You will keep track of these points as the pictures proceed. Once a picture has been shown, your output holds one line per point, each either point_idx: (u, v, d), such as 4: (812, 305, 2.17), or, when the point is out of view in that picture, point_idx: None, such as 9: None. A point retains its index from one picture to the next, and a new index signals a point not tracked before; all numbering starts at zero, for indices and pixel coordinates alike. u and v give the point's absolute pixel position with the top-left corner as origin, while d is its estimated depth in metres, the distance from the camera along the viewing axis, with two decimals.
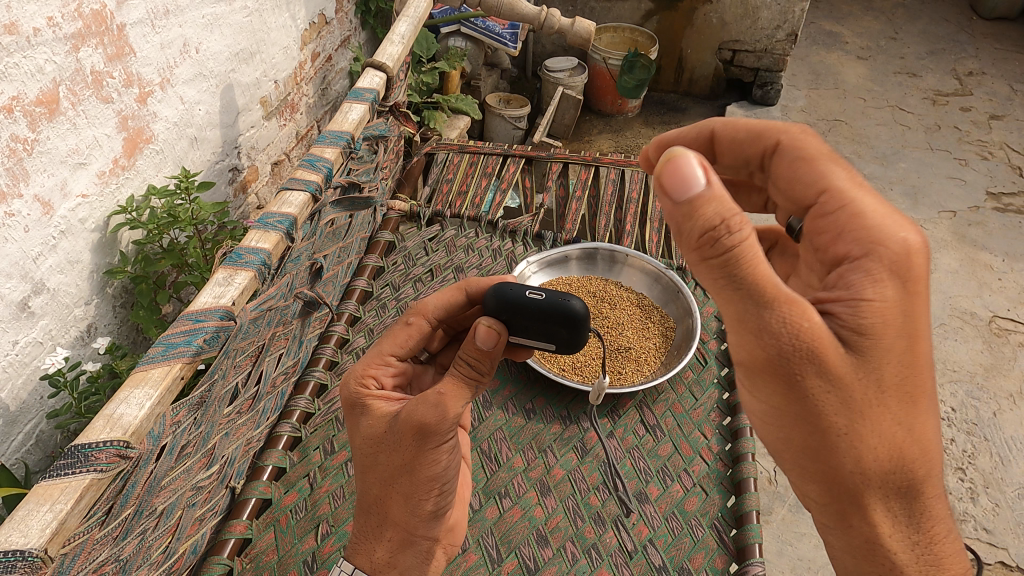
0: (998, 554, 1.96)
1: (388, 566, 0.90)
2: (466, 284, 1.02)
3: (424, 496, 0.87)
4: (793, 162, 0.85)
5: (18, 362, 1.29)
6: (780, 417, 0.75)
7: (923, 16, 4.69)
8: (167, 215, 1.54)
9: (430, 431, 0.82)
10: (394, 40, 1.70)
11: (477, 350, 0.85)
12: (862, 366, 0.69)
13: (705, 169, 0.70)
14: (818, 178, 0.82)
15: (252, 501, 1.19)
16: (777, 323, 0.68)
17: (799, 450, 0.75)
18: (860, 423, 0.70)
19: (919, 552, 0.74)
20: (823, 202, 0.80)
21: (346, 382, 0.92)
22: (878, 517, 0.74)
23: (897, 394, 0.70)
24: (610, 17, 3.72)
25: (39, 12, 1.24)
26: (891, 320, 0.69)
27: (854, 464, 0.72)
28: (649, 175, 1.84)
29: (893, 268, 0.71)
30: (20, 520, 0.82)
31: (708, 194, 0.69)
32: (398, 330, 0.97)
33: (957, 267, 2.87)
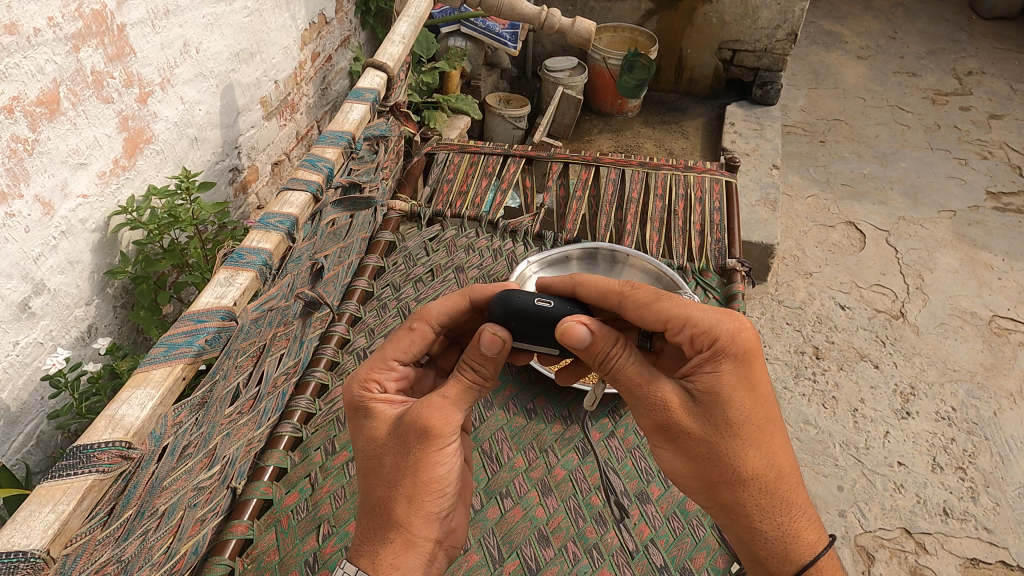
0: (999, 553, 1.97)
1: (391, 569, 0.85)
2: (469, 291, 1.02)
3: (428, 497, 0.87)
4: (634, 310, 0.94)
5: (19, 362, 1.29)
6: (667, 456, 0.92)
7: (923, 15, 4.69)
8: (167, 216, 1.54)
9: (435, 433, 0.84)
10: (394, 40, 1.70)
11: (481, 354, 0.86)
12: (707, 420, 0.86)
13: (586, 325, 0.88)
14: (658, 317, 0.91)
15: (253, 501, 1.19)
16: (642, 392, 0.87)
17: (684, 479, 0.93)
18: (717, 458, 0.87)
19: (792, 543, 0.92)
20: (669, 334, 0.90)
21: (349, 386, 0.93)
22: (757, 523, 0.91)
23: (743, 432, 0.86)
24: (610, 17, 3.72)
25: (40, 12, 1.23)
26: (728, 380, 0.85)
27: (721, 487, 0.89)
28: (650, 175, 1.84)
29: (729, 347, 0.85)
30: (23, 520, 0.82)
31: (594, 343, 0.88)
32: (401, 335, 0.98)
33: (957, 266, 2.87)
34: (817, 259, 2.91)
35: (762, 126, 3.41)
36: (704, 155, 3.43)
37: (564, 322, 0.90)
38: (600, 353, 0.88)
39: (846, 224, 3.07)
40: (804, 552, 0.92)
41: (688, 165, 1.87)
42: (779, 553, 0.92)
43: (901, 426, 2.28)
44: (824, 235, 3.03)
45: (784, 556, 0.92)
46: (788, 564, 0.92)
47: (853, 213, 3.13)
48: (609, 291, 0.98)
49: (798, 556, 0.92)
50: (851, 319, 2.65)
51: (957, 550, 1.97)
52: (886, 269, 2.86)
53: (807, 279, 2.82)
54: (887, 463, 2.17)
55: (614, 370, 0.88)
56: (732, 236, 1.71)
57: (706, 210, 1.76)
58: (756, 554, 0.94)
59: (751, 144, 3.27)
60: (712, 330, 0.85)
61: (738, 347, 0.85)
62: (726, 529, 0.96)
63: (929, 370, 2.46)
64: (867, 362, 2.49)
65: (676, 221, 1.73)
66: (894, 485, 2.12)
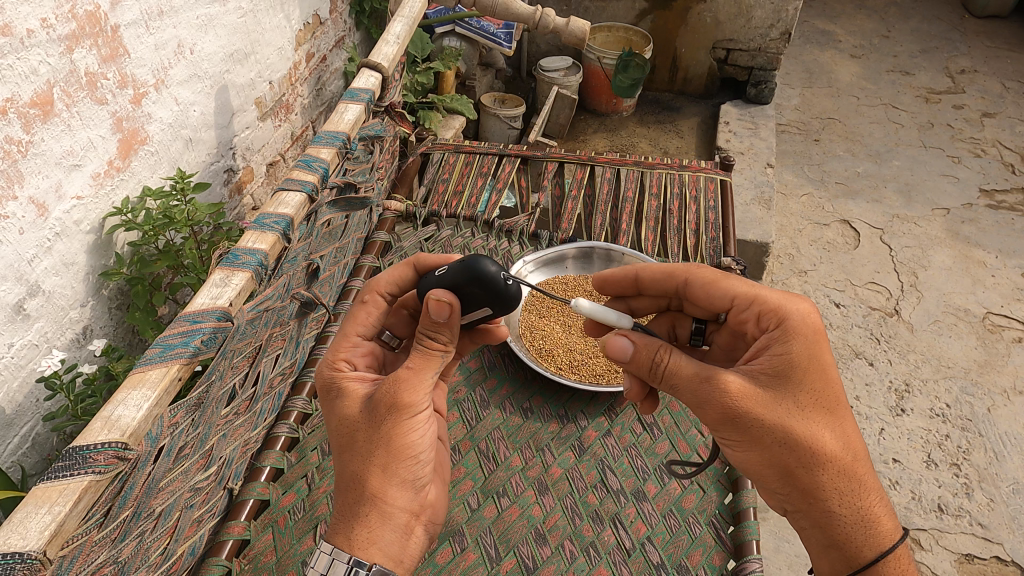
0: (994, 549, 1.98)
1: (367, 543, 0.85)
2: (414, 261, 1.08)
3: (400, 465, 0.88)
4: (703, 287, 1.06)
5: (14, 364, 1.29)
6: (737, 446, 0.92)
7: (915, 14, 4.71)
8: (163, 217, 1.55)
9: (402, 402, 0.86)
10: (388, 41, 1.71)
11: (433, 322, 0.88)
12: (779, 403, 0.88)
13: (628, 337, 0.97)
14: (726, 295, 1.02)
15: (251, 501, 1.17)
16: (704, 387, 0.89)
17: (758, 469, 0.93)
18: (796, 442, 0.88)
19: (872, 528, 0.91)
20: (737, 310, 1.00)
21: (320, 368, 0.97)
22: (835, 507, 0.91)
23: (818, 411, 0.89)
24: (605, 16, 3.71)
25: (33, 13, 1.23)
26: (799, 360, 0.90)
27: (800, 472, 0.90)
28: (644, 174, 1.85)
29: (798, 326, 0.92)
30: (19, 522, 0.82)
31: (637, 353, 0.96)
32: (357, 311, 1.04)
33: (951, 264, 2.89)
34: (812, 257, 2.92)
35: (757, 124, 3.42)
36: (699, 154, 3.45)
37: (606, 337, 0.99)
38: (646, 361, 0.95)
39: (841, 223, 3.09)
40: (885, 534, 0.91)
41: (683, 165, 1.87)
42: (858, 537, 0.91)
43: (896, 423, 2.29)
44: (819, 234, 3.04)
45: (864, 540, 0.91)
46: (867, 549, 0.91)
47: (848, 212, 3.14)
48: (675, 270, 1.10)
49: (879, 540, 0.91)
50: (846, 316, 2.66)
51: (952, 546, 1.98)
52: (880, 267, 2.87)
53: (802, 277, 2.83)
54: (882, 460, 2.18)
55: (667, 373, 0.93)
56: (727, 234, 1.71)
57: (701, 208, 1.77)
58: (832, 540, 0.92)
59: (746, 143, 3.27)
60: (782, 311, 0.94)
61: (805, 326, 0.92)
62: (799, 517, 0.94)
63: (923, 367, 2.48)
64: (862, 359, 2.50)
65: (671, 220, 1.74)
66: (890, 482, 2.13)
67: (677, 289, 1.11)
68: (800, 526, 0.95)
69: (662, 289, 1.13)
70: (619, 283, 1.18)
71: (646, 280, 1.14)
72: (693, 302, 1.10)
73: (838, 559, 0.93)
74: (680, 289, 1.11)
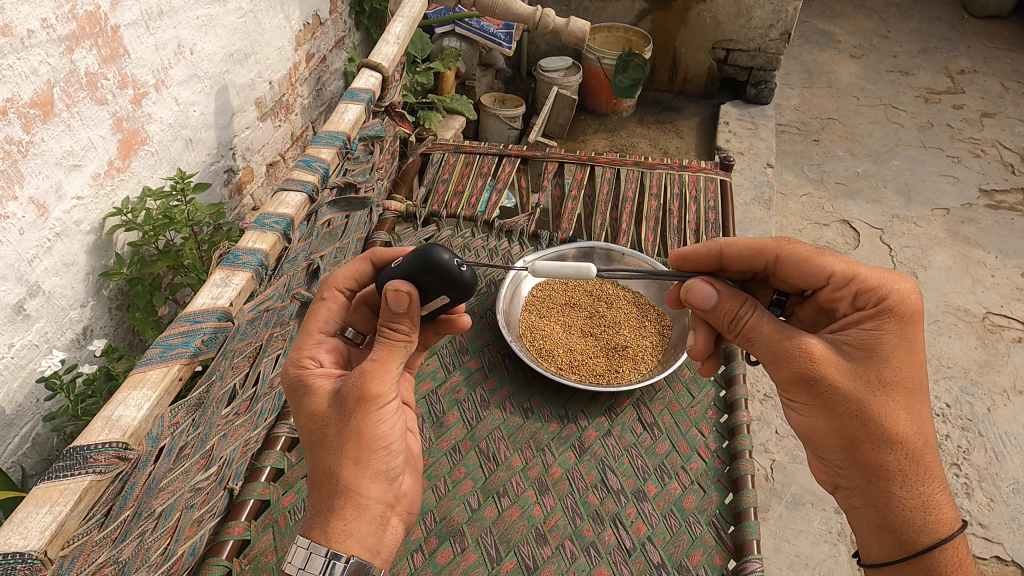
0: (994, 549, 1.98)
1: (344, 535, 0.86)
2: (371, 255, 1.09)
3: (373, 457, 0.89)
4: (797, 264, 1.04)
5: (14, 364, 1.29)
6: (806, 412, 0.97)
7: (915, 14, 4.72)
8: (163, 217, 1.54)
9: (370, 393, 0.88)
10: (388, 41, 1.71)
11: (392, 313, 0.91)
12: (859, 376, 0.92)
13: (713, 285, 1.02)
14: (822, 272, 1.01)
15: (251, 502, 1.16)
16: (784, 348, 0.94)
17: (822, 438, 0.97)
18: (867, 417, 0.92)
19: (931, 515, 0.94)
20: (831, 288, 1.00)
21: (286, 367, 0.98)
22: (895, 486, 0.94)
23: (897, 392, 0.92)
24: (605, 17, 3.71)
25: (33, 13, 1.23)
26: (889, 340, 0.93)
27: (866, 447, 0.93)
28: (644, 174, 1.85)
29: (896, 307, 0.93)
30: (20, 522, 0.82)
31: (720, 304, 1.02)
32: (318, 308, 1.06)
33: (951, 264, 2.89)
34: None
35: (757, 125, 3.42)
36: (699, 154, 3.45)
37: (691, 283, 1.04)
38: (728, 313, 1.01)
39: (840, 223, 3.09)
40: (942, 524, 0.94)
41: (683, 165, 1.87)
42: (915, 521, 0.94)
43: None
44: (819, 234, 3.04)
45: (920, 526, 0.94)
46: (923, 534, 0.94)
47: (847, 212, 3.14)
48: (765, 246, 1.07)
49: (936, 528, 0.94)
50: None
51: None
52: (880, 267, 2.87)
53: None
54: None
55: (746, 329, 0.99)
56: (727, 234, 1.71)
57: (701, 208, 1.77)
58: (886, 521, 0.95)
59: (746, 143, 3.27)
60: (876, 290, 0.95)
61: (902, 309, 0.93)
62: (853, 494, 0.98)
63: None
64: None
65: (671, 220, 1.74)
66: None
67: (766, 264, 1.08)
68: (853, 504, 0.99)
69: (748, 265, 1.10)
70: (700, 260, 1.14)
71: (730, 258, 1.11)
72: (781, 278, 1.08)
73: (890, 541, 0.95)
74: (769, 265, 1.09)
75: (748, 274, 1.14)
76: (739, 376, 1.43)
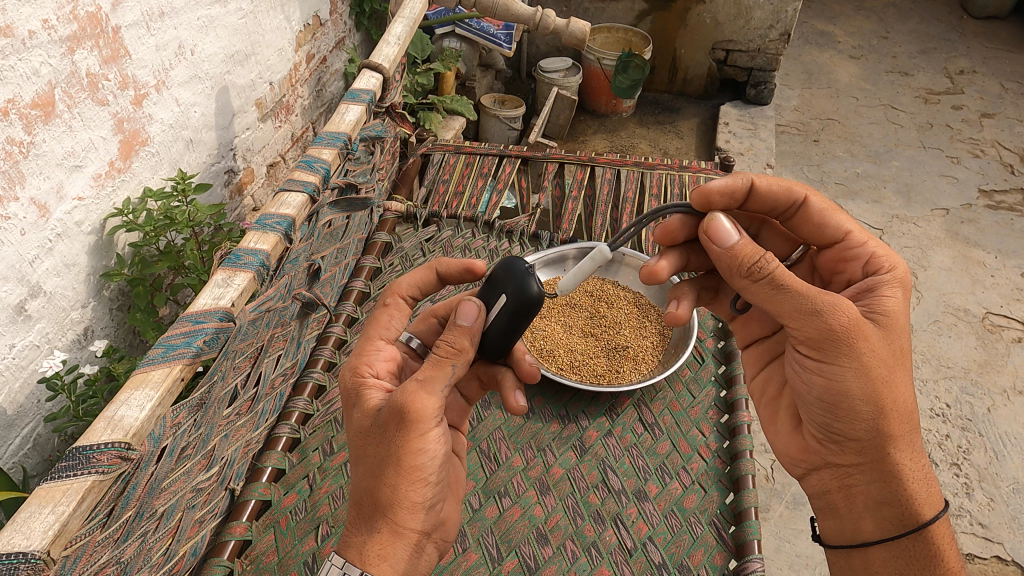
0: (994, 548, 1.98)
1: (378, 559, 0.85)
2: (436, 264, 1.10)
3: (411, 484, 0.87)
4: (820, 212, 1.08)
5: (16, 365, 1.29)
6: (834, 378, 0.93)
7: (914, 15, 4.72)
8: (164, 218, 1.54)
9: (414, 417, 0.85)
10: (389, 41, 1.71)
11: (457, 326, 0.90)
12: (888, 343, 0.92)
13: (737, 230, 0.93)
14: (839, 228, 1.07)
15: (252, 502, 1.18)
16: (831, 303, 0.89)
17: (850, 406, 0.94)
18: (892, 381, 0.92)
19: (930, 489, 0.97)
20: (846, 245, 1.06)
21: (343, 374, 0.97)
22: (903, 458, 0.96)
23: (907, 358, 0.95)
24: (605, 18, 3.72)
25: (34, 14, 1.23)
26: (901, 305, 0.96)
27: (890, 413, 0.93)
28: (644, 175, 1.85)
29: (903, 278, 0.99)
30: (23, 522, 0.82)
31: (741, 247, 0.91)
32: (380, 314, 1.05)
33: (950, 264, 2.90)
34: None
35: (756, 125, 3.42)
36: (698, 155, 3.45)
37: (710, 223, 0.95)
38: (751, 256, 0.91)
39: None
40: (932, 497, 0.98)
41: (683, 165, 1.88)
42: (919, 496, 0.96)
43: None
44: None
45: (924, 499, 0.96)
46: (927, 508, 0.96)
47: (847, 212, 3.15)
48: (795, 184, 1.07)
49: (934, 501, 0.97)
50: None
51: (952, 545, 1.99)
52: None
53: None
54: None
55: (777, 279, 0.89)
56: None
57: None
58: (892, 496, 0.96)
59: (745, 144, 3.27)
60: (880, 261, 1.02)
61: (907, 279, 1.00)
62: (862, 470, 0.98)
63: (923, 367, 2.48)
64: None
65: None
66: None
67: (791, 206, 1.09)
68: (858, 480, 0.98)
69: (773, 203, 1.08)
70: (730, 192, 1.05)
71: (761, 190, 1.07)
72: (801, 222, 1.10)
73: (891, 517, 0.97)
74: (791, 206, 1.09)
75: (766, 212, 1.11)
76: (740, 376, 1.43)
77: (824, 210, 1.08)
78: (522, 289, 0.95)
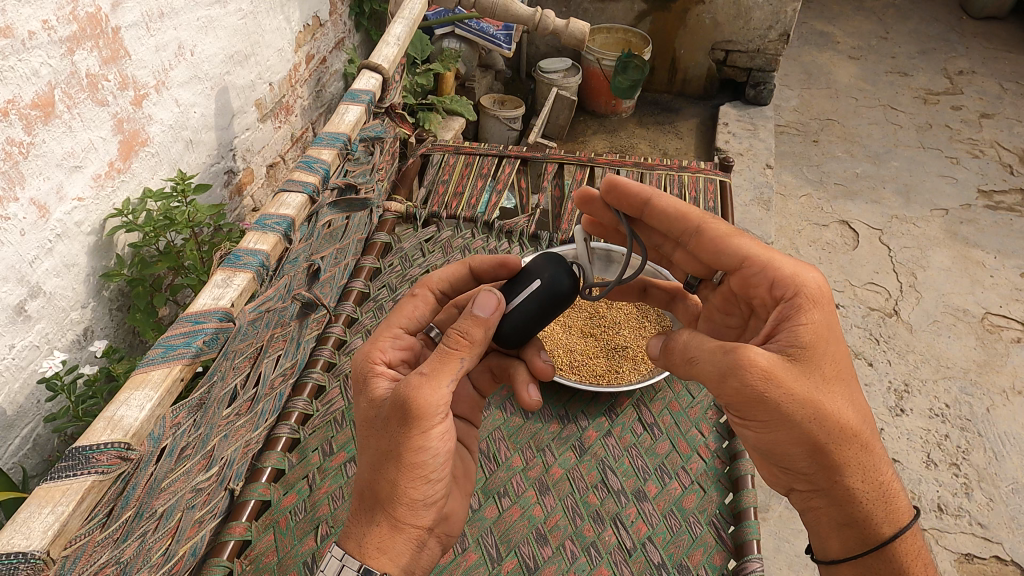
0: (993, 548, 1.98)
1: (377, 553, 0.86)
2: (470, 261, 1.09)
3: (411, 481, 0.87)
4: (713, 239, 1.02)
5: (15, 366, 1.29)
6: (765, 426, 0.88)
7: (913, 15, 4.73)
8: (163, 218, 1.55)
9: (415, 414, 0.84)
10: (389, 42, 1.71)
11: (471, 318, 0.89)
12: (809, 378, 0.85)
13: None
14: (737, 252, 0.99)
15: (252, 502, 1.18)
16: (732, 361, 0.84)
17: (783, 449, 0.90)
18: (823, 419, 0.86)
19: (890, 505, 0.92)
20: (746, 270, 0.97)
21: (355, 359, 0.97)
22: (854, 483, 0.90)
23: (838, 383, 0.87)
24: (604, 18, 3.72)
25: (34, 14, 1.23)
26: (820, 329, 0.87)
27: (828, 449, 0.88)
28: (644, 175, 1.85)
29: (815, 293, 0.89)
30: (22, 521, 0.82)
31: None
32: (405, 303, 1.06)
33: (950, 264, 2.90)
34: (812, 258, 2.92)
35: (756, 125, 3.42)
36: (698, 155, 3.46)
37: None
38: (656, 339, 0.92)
39: (840, 224, 3.09)
40: (898, 510, 0.93)
41: (682, 165, 1.88)
42: (877, 515, 0.92)
43: (895, 423, 2.30)
44: (818, 234, 3.04)
45: (883, 518, 0.91)
46: (887, 527, 0.91)
47: (846, 212, 3.15)
48: (690, 211, 1.06)
49: (897, 516, 0.92)
50: (846, 317, 2.66)
51: (951, 545, 1.99)
52: (879, 268, 2.88)
53: None
54: None
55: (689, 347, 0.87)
56: None
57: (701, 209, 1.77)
58: (851, 519, 0.92)
59: (745, 144, 3.27)
60: (791, 283, 0.91)
61: (822, 293, 0.90)
62: (817, 498, 0.93)
63: (923, 367, 2.48)
64: (862, 359, 2.51)
65: None
66: None
67: (685, 232, 1.07)
68: (815, 507, 0.94)
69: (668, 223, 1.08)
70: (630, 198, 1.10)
71: (656, 210, 1.09)
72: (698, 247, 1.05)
73: (853, 538, 0.93)
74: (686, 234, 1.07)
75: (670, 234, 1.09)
76: None
77: (723, 236, 1.02)
78: (558, 280, 1.00)
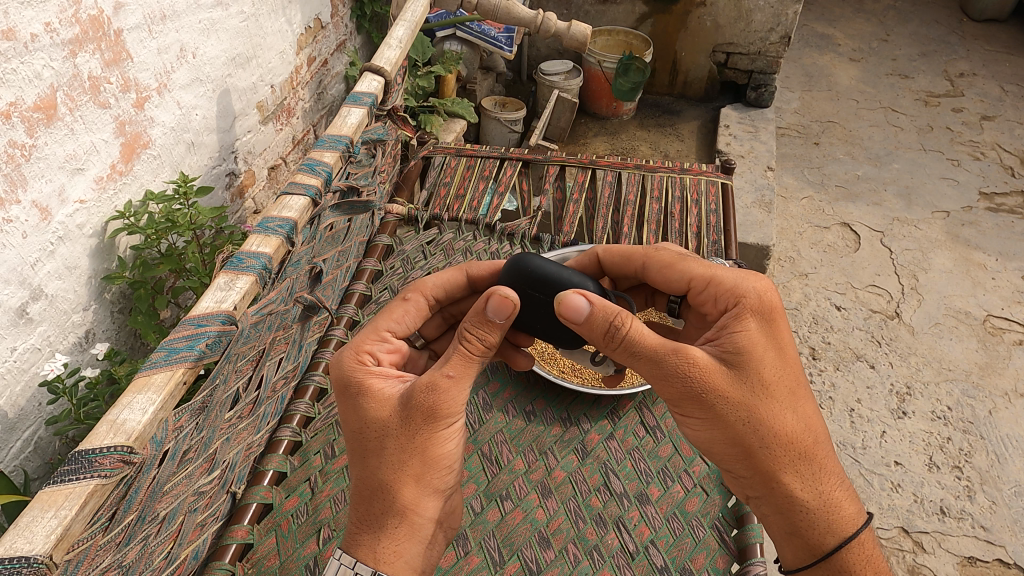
0: (996, 552, 1.98)
1: (393, 557, 0.87)
2: (467, 267, 1.10)
3: (433, 474, 0.89)
4: (660, 269, 1.07)
5: (17, 368, 1.29)
6: (700, 426, 0.90)
7: (914, 18, 4.73)
8: (165, 221, 1.53)
9: (441, 413, 0.85)
10: (391, 45, 1.71)
11: (488, 321, 0.85)
12: (746, 384, 0.87)
13: (586, 296, 0.88)
14: (684, 276, 1.03)
15: (253, 506, 1.17)
16: (669, 360, 0.85)
17: (718, 449, 0.91)
18: (756, 422, 0.87)
19: (833, 514, 0.92)
20: (695, 292, 1.00)
21: (343, 363, 0.93)
22: (796, 490, 0.91)
23: (779, 393, 0.88)
24: (605, 20, 3.72)
25: (37, 17, 1.23)
26: (757, 339, 0.88)
27: (761, 453, 0.89)
28: (646, 177, 1.85)
29: (753, 306, 0.91)
30: (25, 526, 0.81)
31: (593, 314, 0.87)
32: (396, 306, 1.04)
33: (952, 267, 2.89)
34: (813, 260, 2.92)
35: (757, 127, 3.41)
36: (699, 156, 3.46)
37: (560, 294, 0.90)
38: (602, 324, 0.87)
39: (841, 226, 3.09)
40: (846, 522, 0.92)
41: (684, 168, 1.88)
42: (820, 524, 0.92)
43: (898, 426, 2.29)
44: (819, 237, 3.04)
45: (825, 526, 0.92)
46: (828, 535, 0.92)
47: (848, 215, 3.15)
48: (634, 253, 1.10)
49: (840, 527, 0.92)
50: (847, 319, 2.66)
51: (954, 548, 1.98)
52: (880, 270, 2.87)
53: (802, 280, 2.83)
54: (885, 463, 2.18)
55: (625, 343, 0.86)
56: (728, 237, 1.71)
57: (703, 211, 1.77)
58: (795, 527, 0.93)
59: (746, 146, 3.26)
60: (740, 295, 0.92)
61: (764, 304, 0.91)
62: (762, 504, 0.94)
63: (924, 369, 2.48)
64: (863, 362, 2.50)
65: (673, 222, 1.74)
66: (892, 484, 2.13)
67: (633, 272, 1.12)
68: (762, 512, 0.95)
69: (622, 272, 1.13)
70: (583, 269, 1.18)
71: (607, 265, 1.15)
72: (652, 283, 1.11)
73: (800, 546, 0.94)
74: (638, 272, 1.11)
75: (632, 279, 1.16)
76: None
77: (671, 262, 1.05)
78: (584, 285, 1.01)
